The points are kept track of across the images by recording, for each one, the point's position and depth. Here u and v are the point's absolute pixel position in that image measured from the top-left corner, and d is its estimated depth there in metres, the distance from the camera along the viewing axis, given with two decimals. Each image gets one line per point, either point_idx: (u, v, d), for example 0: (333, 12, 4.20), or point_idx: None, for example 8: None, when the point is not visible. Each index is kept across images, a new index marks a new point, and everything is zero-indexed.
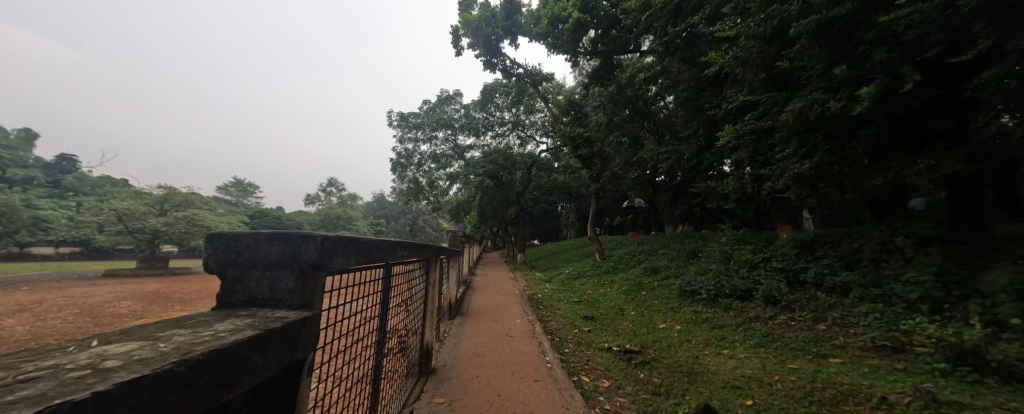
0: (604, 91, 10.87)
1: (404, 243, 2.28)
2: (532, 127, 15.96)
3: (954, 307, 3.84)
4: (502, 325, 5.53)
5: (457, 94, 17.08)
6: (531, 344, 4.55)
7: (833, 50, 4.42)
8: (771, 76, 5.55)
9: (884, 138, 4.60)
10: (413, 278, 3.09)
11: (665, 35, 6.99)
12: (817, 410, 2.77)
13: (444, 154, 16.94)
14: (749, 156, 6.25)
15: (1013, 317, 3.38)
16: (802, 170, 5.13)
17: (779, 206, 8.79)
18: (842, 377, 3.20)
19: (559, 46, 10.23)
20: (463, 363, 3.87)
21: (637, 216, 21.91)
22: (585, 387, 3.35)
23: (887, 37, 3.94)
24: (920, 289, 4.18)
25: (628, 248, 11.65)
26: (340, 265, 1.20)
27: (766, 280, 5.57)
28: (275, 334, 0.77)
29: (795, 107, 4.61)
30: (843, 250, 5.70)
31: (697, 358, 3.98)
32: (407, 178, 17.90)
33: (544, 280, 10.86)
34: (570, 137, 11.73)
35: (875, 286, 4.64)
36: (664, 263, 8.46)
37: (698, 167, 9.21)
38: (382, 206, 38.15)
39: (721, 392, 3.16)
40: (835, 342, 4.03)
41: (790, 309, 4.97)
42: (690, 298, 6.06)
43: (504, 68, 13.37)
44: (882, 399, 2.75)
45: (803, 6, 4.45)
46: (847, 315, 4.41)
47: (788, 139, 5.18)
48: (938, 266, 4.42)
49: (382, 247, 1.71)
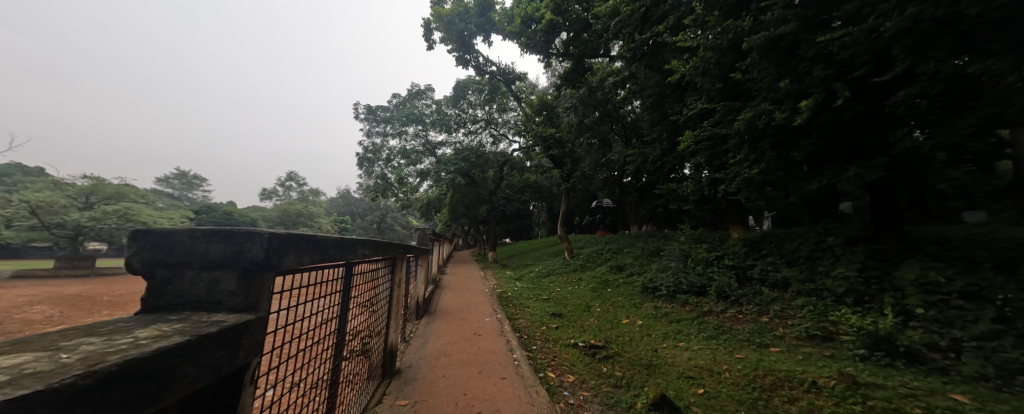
0: (575, 93, 11.15)
1: (366, 241, 2.19)
2: (505, 125, 15.95)
3: (873, 299, 4.33)
4: (470, 324, 5.49)
5: (428, 89, 16.70)
6: (499, 342, 4.56)
7: (779, 65, 4.79)
8: (727, 86, 5.91)
9: (820, 148, 5.08)
10: (378, 277, 2.98)
11: (634, 41, 7.34)
12: (757, 394, 3.02)
13: (414, 150, 16.57)
14: (706, 161, 6.66)
15: (917, 307, 3.86)
16: (751, 175, 5.59)
17: (732, 208, 9.46)
18: (780, 365, 3.49)
19: (533, 47, 10.32)
20: (430, 363, 3.79)
21: (606, 216, 22.61)
22: (551, 383, 3.42)
23: (824, 56, 4.34)
24: (846, 283, 4.66)
25: (596, 247, 12.00)
26: (291, 264, 1.14)
27: (718, 277, 5.98)
28: (213, 339, 0.72)
29: (747, 116, 5.09)
30: (784, 249, 6.25)
31: (656, 351, 4.19)
32: (375, 173, 17.26)
33: (514, 279, 10.89)
34: (542, 137, 11.87)
35: (810, 280, 5.12)
36: (628, 261, 8.80)
37: (662, 170, 9.67)
38: (347, 203, 36.55)
39: (676, 382, 3.36)
40: (775, 333, 4.40)
41: (738, 303, 5.36)
42: (652, 295, 6.37)
43: (477, 65, 13.29)
44: (812, 383, 3.03)
45: (754, 23, 4.85)
46: (787, 307, 4.84)
47: (739, 145, 5.63)
48: (861, 262, 4.97)
49: (342, 244, 1.64)
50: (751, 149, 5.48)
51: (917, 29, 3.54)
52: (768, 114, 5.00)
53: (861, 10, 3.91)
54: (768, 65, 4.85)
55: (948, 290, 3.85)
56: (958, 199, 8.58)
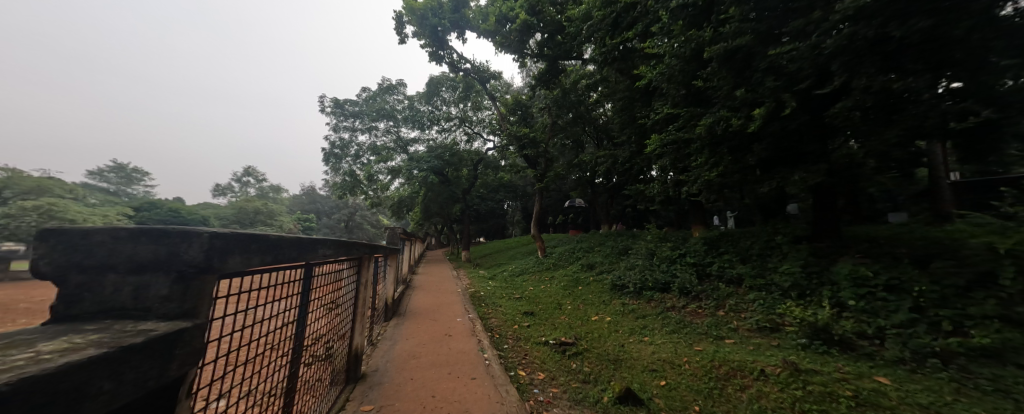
0: (550, 93, 11.30)
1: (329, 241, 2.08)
2: (480, 124, 15.73)
3: (814, 292, 4.74)
4: (441, 324, 5.41)
5: (400, 84, 16.20)
6: (471, 342, 4.52)
7: (736, 75, 5.12)
8: (690, 93, 6.22)
9: (772, 153, 5.47)
10: (342, 278, 2.84)
11: (605, 45, 7.65)
12: (713, 384, 3.21)
13: (385, 146, 16.09)
14: (671, 163, 6.97)
15: (850, 298, 4.28)
16: (711, 177, 5.92)
17: (694, 209, 9.99)
18: (733, 355, 3.72)
19: (507, 46, 10.43)
20: (397, 365, 3.68)
21: (578, 215, 23.05)
22: (521, 381, 3.44)
23: (774, 68, 4.69)
24: (792, 278, 5.07)
25: (568, 246, 12.22)
26: (238, 266, 1.06)
27: (681, 274, 6.29)
28: (136, 351, 0.64)
29: (707, 121, 5.39)
30: (739, 247, 6.68)
31: (623, 346, 4.34)
32: (342, 170, 16.55)
33: (487, 278, 10.86)
34: (516, 136, 11.92)
35: (761, 276, 5.52)
36: (599, 259, 9.04)
37: (631, 171, 10.00)
38: (313, 200, 34.74)
39: (640, 375, 3.50)
40: (730, 325, 4.70)
41: (698, 298, 5.67)
42: (620, 292, 6.60)
43: (451, 61, 13.14)
44: (761, 371, 3.26)
45: (714, 34, 5.15)
46: (741, 302, 5.18)
47: (701, 149, 5.94)
48: (805, 259, 5.41)
49: (300, 244, 1.54)
50: (711, 153, 5.81)
51: (853, 47, 3.92)
52: (726, 120, 5.31)
53: (806, 27, 4.27)
54: (726, 74, 5.17)
55: (875, 283, 4.30)
56: (885, 201, 9.59)
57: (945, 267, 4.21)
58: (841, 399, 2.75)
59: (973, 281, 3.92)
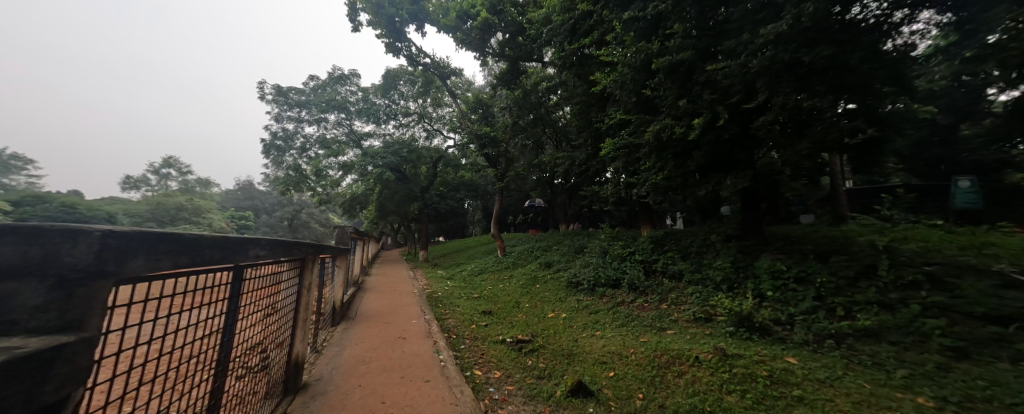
0: (511, 93, 11.40)
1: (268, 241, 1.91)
2: (439, 120, 15.39)
3: (740, 285, 5.29)
4: (394, 327, 5.19)
5: (353, 75, 15.27)
6: (426, 344, 4.40)
7: (678, 87, 5.55)
8: (639, 101, 6.61)
9: (708, 160, 6.01)
10: (282, 281, 2.60)
11: (564, 50, 7.93)
12: (655, 371, 3.47)
13: (335, 139, 15.13)
14: (623, 167, 7.34)
15: (769, 290, 4.85)
16: (657, 180, 6.35)
17: (643, 210, 10.67)
18: (673, 345, 4.03)
19: (466, 44, 10.72)
20: (344, 372, 3.46)
21: (538, 215, 23.52)
22: (477, 381, 3.43)
23: (711, 82, 5.16)
24: (723, 273, 5.62)
25: (527, 245, 12.40)
26: (137, 269, 0.93)
27: (630, 270, 6.67)
28: (8, 368, 0.54)
29: (654, 128, 5.76)
30: (681, 245, 7.27)
31: (576, 341, 4.50)
32: (285, 164, 15.22)
33: (445, 278, 10.64)
34: (477, 135, 11.84)
35: (698, 271, 6.04)
36: (556, 258, 9.29)
37: (587, 173, 10.41)
38: (250, 197, 31.53)
39: (591, 368, 3.66)
40: (671, 317, 5.08)
41: (644, 293, 6.05)
42: (575, 289, 6.84)
43: (409, 55, 12.72)
44: (695, 358, 3.56)
45: (660, 48, 5.52)
46: (680, 295, 5.62)
47: (648, 154, 6.34)
48: (734, 256, 6.03)
49: (227, 244, 1.40)
50: (657, 158, 6.22)
51: (773, 69, 4.41)
52: (670, 128, 5.73)
53: (736, 47, 4.74)
54: (671, 86, 5.59)
55: (788, 275, 4.93)
56: (798, 205, 11.05)
57: (840, 261, 4.95)
58: (759, 378, 3.10)
59: (860, 271, 4.67)
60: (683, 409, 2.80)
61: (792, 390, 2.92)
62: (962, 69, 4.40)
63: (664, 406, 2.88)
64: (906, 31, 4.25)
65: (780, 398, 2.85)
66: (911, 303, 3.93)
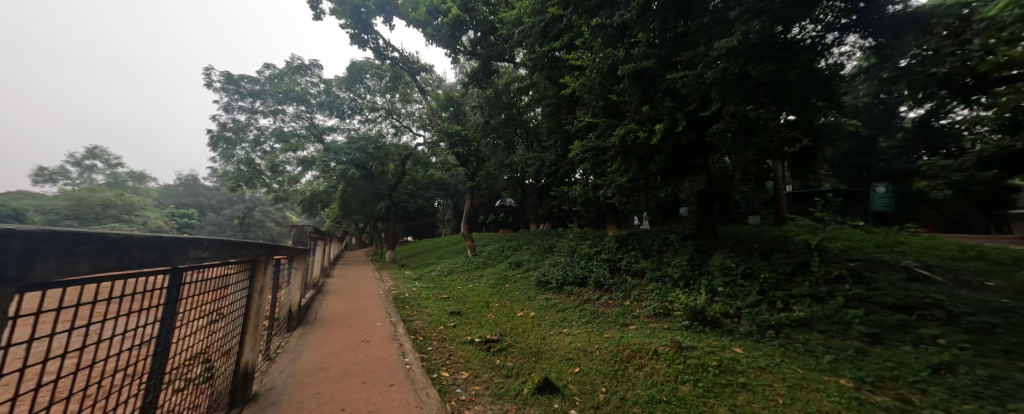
0: (482, 93, 11.34)
1: (216, 242, 1.77)
2: (408, 117, 14.97)
3: (696, 281, 5.64)
4: (357, 330, 4.98)
5: (314, 65, 14.45)
6: (391, 347, 4.26)
7: (642, 93, 5.80)
8: (606, 105, 6.83)
9: (668, 163, 6.35)
10: (230, 284, 2.40)
11: (535, 52, 8.04)
12: (617, 365, 3.61)
13: (294, 133, 14.24)
14: (590, 168, 7.54)
15: (720, 285, 5.22)
16: (621, 182, 6.60)
17: (609, 211, 11.06)
18: (635, 339, 4.21)
19: (438, 39, 10.62)
20: (300, 380, 3.26)
21: (509, 214, 23.59)
22: (443, 382, 3.38)
23: (671, 90, 5.45)
24: (681, 270, 5.97)
25: (497, 245, 12.40)
26: (46, 273, 0.82)
27: (596, 269, 6.89)
28: None
29: (619, 132, 5.98)
30: (643, 244, 7.62)
31: (544, 339, 4.58)
32: (236, 157, 14.05)
33: (413, 278, 10.36)
34: (447, 133, 11.69)
35: (658, 269, 6.37)
36: (526, 257, 9.37)
37: (557, 174, 10.60)
38: (196, 193, 28.86)
39: (558, 365, 3.74)
40: (634, 313, 5.29)
41: (609, 290, 6.27)
42: (544, 287, 6.94)
43: (376, 47, 12.27)
44: (655, 351, 3.74)
45: (626, 55, 5.74)
46: (642, 292, 5.89)
47: (614, 156, 6.57)
48: (691, 254, 6.41)
49: (165, 245, 1.28)
50: (622, 161, 6.47)
51: (725, 80, 4.74)
52: (634, 132, 5.97)
53: (694, 58, 5.05)
54: (635, 91, 5.83)
55: (737, 272, 5.33)
56: (747, 207, 12.00)
57: (780, 258, 5.44)
58: (710, 368, 3.32)
59: (797, 268, 5.17)
60: (643, 400, 2.93)
61: (738, 378, 3.17)
62: (879, 88, 5.01)
63: (625, 399, 3.00)
64: (835, 52, 4.76)
65: (728, 386, 3.07)
66: (837, 295, 4.40)
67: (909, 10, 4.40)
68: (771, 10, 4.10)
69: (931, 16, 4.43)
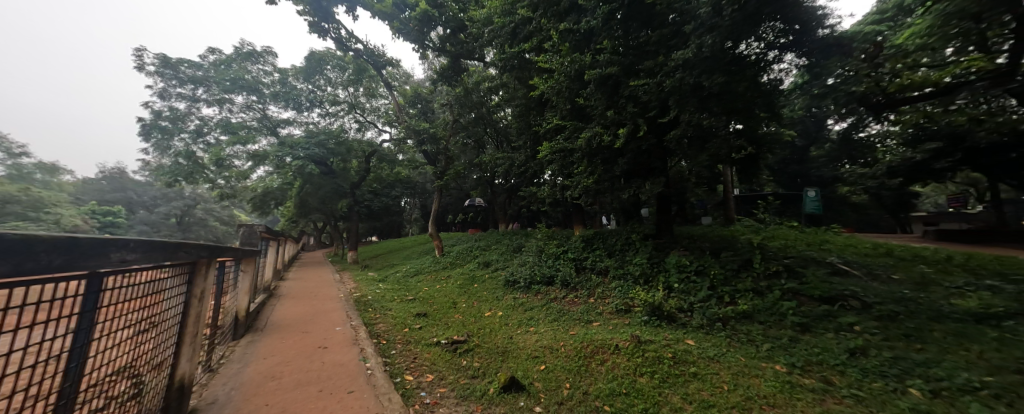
0: (452, 91, 11.18)
1: (149, 244, 1.61)
2: (373, 112, 14.40)
3: (654, 278, 5.94)
4: (314, 336, 4.70)
5: (267, 53, 13.44)
6: (351, 352, 4.08)
7: (606, 99, 6.01)
8: (573, 108, 6.99)
9: (630, 166, 6.63)
10: (165, 290, 2.16)
11: (504, 53, 8.07)
12: (582, 361, 3.71)
13: (244, 125, 13.15)
14: (558, 170, 7.65)
15: (675, 282, 5.54)
16: (587, 183, 6.78)
17: (576, 211, 11.35)
18: (597, 335, 4.35)
19: (405, 34, 10.34)
20: (247, 392, 3.02)
21: (478, 214, 23.43)
22: (407, 386, 3.28)
23: (633, 96, 5.69)
24: (642, 268, 6.27)
25: (466, 245, 12.27)
26: None
27: (563, 268, 7.05)
28: None
29: (586, 135, 6.15)
30: (607, 243, 7.90)
31: (511, 338, 4.60)
32: (174, 149, 12.67)
33: (377, 280, 9.96)
34: (415, 130, 11.48)
35: (621, 267, 6.64)
36: (494, 257, 9.37)
37: (526, 174, 10.69)
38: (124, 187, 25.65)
39: (525, 363, 3.78)
40: (597, 310, 5.47)
41: (574, 288, 6.44)
42: (512, 287, 6.98)
43: (338, 38, 11.70)
44: (615, 346, 3.89)
45: (592, 60, 5.92)
46: (605, 289, 6.10)
47: (580, 158, 6.75)
48: (650, 253, 6.75)
49: (80, 249, 1.14)
50: (588, 162, 6.66)
51: (681, 91, 5.03)
52: (599, 135, 6.17)
53: (654, 67, 5.30)
54: (601, 96, 6.02)
55: (691, 269, 5.69)
56: (701, 208, 12.86)
57: (728, 256, 5.89)
58: (665, 360, 3.52)
59: (742, 265, 5.62)
60: (604, 394, 3.04)
61: (690, 368, 3.39)
62: (811, 103, 5.59)
63: (588, 393, 3.09)
64: (776, 68, 5.21)
65: (680, 376, 3.28)
66: (774, 289, 4.85)
67: (835, 34, 4.92)
68: (721, 27, 4.43)
69: (852, 41, 5.02)
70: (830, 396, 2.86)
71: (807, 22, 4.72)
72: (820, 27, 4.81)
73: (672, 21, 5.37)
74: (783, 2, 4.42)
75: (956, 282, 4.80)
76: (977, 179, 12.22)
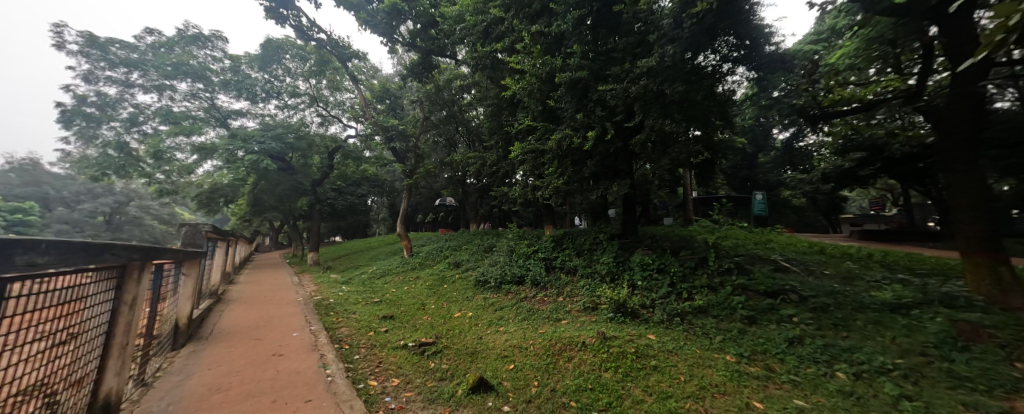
0: (422, 87, 10.93)
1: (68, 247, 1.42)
2: (337, 106, 13.74)
3: (619, 277, 6.16)
4: (267, 343, 4.39)
5: (217, 37, 12.37)
6: (309, 359, 3.85)
7: (575, 102, 6.14)
8: (544, 110, 7.07)
9: (598, 168, 6.81)
10: (89, 298, 1.93)
11: (477, 51, 8.02)
12: (550, 358, 3.77)
13: (188, 114, 11.99)
14: (529, 170, 7.68)
15: (639, 280, 5.78)
16: (558, 184, 6.89)
17: (546, 211, 11.52)
18: (565, 333, 4.43)
19: (372, 26, 9.95)
20: (187, 407, 2.75)
21: (448, 214, 23.03)
22: (370, 392, 3.15)
23: (601, 100, 5.86)
24: (608, 267, 6.48)
25: (435, 245, 12.03)
26: None
27: (533, 268, 7.12)
28: None
29: (557, 136, 6.25)
30: (576, 243, 8.09)
31: (480, 338, 4.58)
32: (102, 139, 11.26)
33: (340, 282, 9.50)
34: (383, 127, 11.09)
35: (589, 266, 6.82)
36: (465, 257, 9.27)
37: (498, 174, 10.68)
38: None
39: (494, 363, 3.77)
40: (566, 308, 5.57)
41: (544, 287, 6.52)
42: (482, 287, 6.95)
43: (299, 26, 11.05)
44: (582, 343, 3.99)
45: (563, 63, 6.03)
46: (573, 287, 6.24)
47: (551, 159, 6.84)
48: (616, 253, 6.99)
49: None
50: (559, 164, 6.76)
51: (645, 97, 5.23)
52: (569, 138, 6.29)
53: (621, 73, 5.49)
54: (571, 99, 6.15)
55: (654, 267, 5.98)
56: (663, 209, 13.55)
57: (687, 255, 6.24)
58: (628, 355, 3.66)
59: (698, 262, 5.99)
60: (571, 390, 3.10)
61: (651, 362, 3.55)
62: (759, 113, 6.05)
63: (556, 390, 3.14)
64: (729, 79, 5.56)
65: (642, 369, 3.42)
66: (726, 285, 5.20)
67: (780, 51, 5.27)
68: (682, 39, 4.70)
69: (795, 58, 5.49)
70: (772, 382, 3.12)
71: (757, 38, 5.06)
72: (768, 43, 5.16)
73: (638, 30, 5.60)
74: (735, 18, 4.74)
75: (876, 277, 5.43)
76: (893, 186, 13.91)
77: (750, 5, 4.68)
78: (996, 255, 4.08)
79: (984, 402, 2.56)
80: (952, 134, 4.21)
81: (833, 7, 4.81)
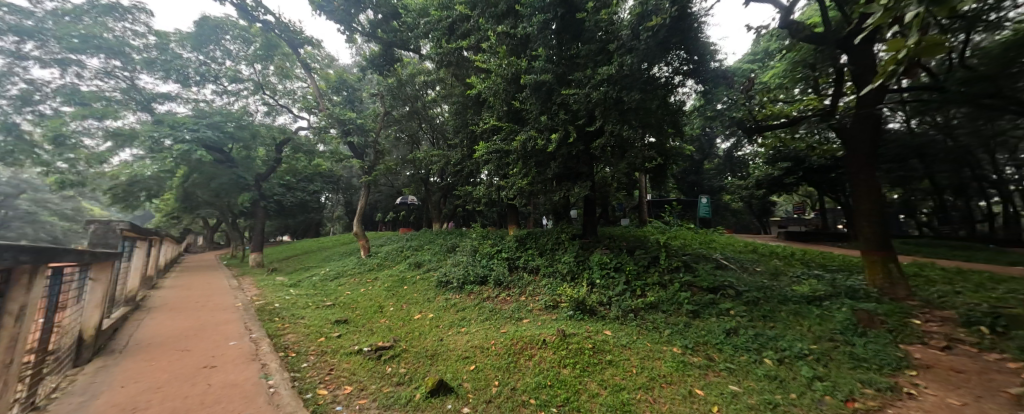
0: (383, 80, 10.51)
1: None
2: (286, 95, 12.74)
3: (579, 276, 6.36)
4: (197, 355, 3.94)
5: (142, 10, 10.93)
6: (249, 370, 3.53)
7: (540, 104, 6.24)
8: (510, 111, 7.12)
9: (561, 170, 6.98)
10: None
11: (442, 47, 7.86)
12: (511, 358, 3.79)
13: (97, 95, 10.41)
14: (494, 170, 7.67)
15: (597, 279, 6.00)
16: (522, 185, 6.96)
17: (510, 211, 11.57)
18: (526, 331, 4.48)
19: (327, 10, 9.32)
20: None
21: (410, 213, 22.29)
22: (319, 402, 2.96)
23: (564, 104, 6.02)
24: (570, 267, 6.67)
25: (396, 245, 11.57)
26: None
27: (496, 268, 7.12)
28: None
29: (522, 137, 6.31)
30: (539, 243, 8.22)
31: (440, 340, 4.49)
32: None
33: (288, 285, 8.79)
34: (338, 119, 10.32)
35: (551, 265, 6.97)
36: (427, 257, 9.02)
37: (462, 173, 10.53)
38: None
39: (454, 365, 3.72)
40: (528, 307, 5.64)
41: (507, 287, 6.54)
42: (445, 288, 6.81)
43: (241, 5, 10.12)
44: (543, 340, 4.06)
45: (528, 65, 6.11)
46: (535, 286, 6.33)
47: (516, 160, 6.89)
48: (577, 253, 7.20)
49: None
50: (523, 165, 6.83)
51: (606, 102, 5.45)
52: (534, 139, 6.37)
53: (583, 79, 5.68)
54: (536, 101, 6.23)
55: (611, 267, 6.24)
56: (620, 211, 14.22)
57: (641, 254, 6.61)
58: (586, 350, 3.79)
59: (651, 261, 6.37)
60: (531, 387, 3.15)
61: (607, 357, 3.70)
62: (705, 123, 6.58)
63: (516, 388, 3.17)
64: (680, 91, 5.98)
65: (599, 364, 3.56)
66: (675, 282, 5.58)
67: (723, 68, 5.77)
68: (639, 49, 4.98)
69: (736, 74, 6.05)
70: (712, 370, 3.41)
71: (704, 55, 5.51)
72: (712, 60, 5.63)
73: (599, 38, 5.83)
74: (686, 34, 5.11)
75: (799, 273, 6.13)
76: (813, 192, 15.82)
77: (698, 23, 5.10)
78: (888, 253, 4.80)
79: (876, 379, 3.01)
80: (858, 149, 4.89)
81: (767, 32, 5.38)
